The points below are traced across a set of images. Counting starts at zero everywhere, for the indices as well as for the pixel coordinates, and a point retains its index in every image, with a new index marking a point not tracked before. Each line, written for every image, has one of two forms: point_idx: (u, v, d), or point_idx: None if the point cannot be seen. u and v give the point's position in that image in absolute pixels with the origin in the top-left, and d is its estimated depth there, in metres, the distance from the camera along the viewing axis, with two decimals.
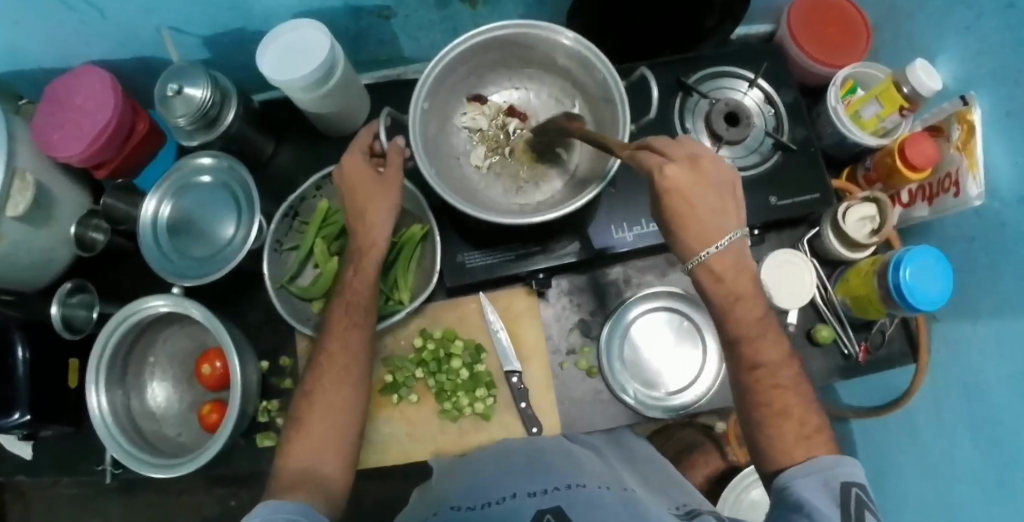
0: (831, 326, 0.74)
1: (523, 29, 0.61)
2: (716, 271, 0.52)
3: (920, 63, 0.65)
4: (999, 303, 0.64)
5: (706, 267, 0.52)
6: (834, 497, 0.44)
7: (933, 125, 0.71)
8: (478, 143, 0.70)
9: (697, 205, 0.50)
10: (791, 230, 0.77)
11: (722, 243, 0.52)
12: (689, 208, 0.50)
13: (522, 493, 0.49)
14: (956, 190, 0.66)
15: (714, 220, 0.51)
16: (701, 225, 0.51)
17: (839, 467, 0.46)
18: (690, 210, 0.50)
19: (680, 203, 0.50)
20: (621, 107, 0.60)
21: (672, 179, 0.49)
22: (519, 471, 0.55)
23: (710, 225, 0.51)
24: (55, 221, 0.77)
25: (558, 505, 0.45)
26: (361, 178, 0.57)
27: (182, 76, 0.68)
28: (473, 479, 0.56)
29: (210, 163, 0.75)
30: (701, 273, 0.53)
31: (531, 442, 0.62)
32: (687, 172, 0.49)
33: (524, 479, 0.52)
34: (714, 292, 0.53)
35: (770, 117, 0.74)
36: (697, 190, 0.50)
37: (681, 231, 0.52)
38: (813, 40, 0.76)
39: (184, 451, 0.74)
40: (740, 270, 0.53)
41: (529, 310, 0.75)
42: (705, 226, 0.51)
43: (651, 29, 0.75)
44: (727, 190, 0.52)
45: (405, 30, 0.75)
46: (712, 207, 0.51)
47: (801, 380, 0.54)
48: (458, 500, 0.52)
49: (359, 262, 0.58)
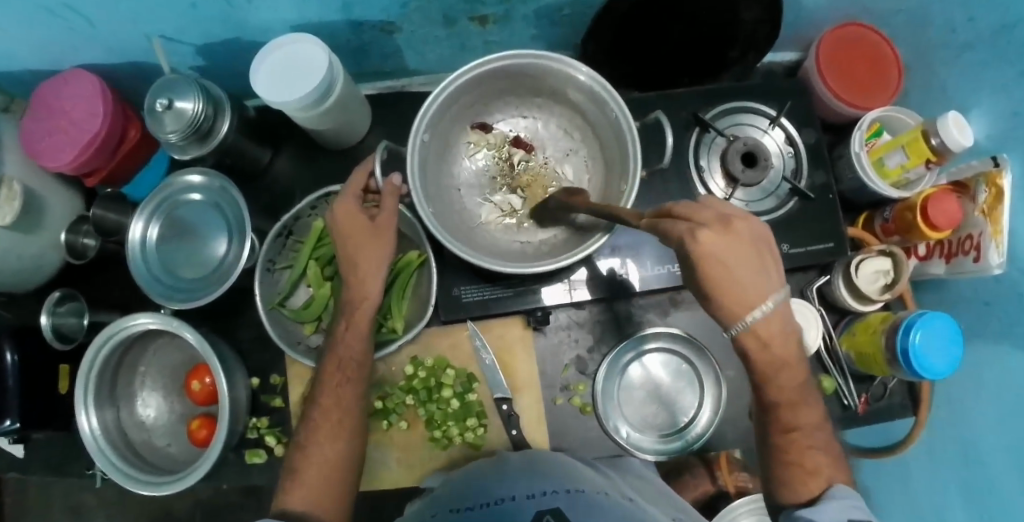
0: (834, 377, 0.74)
1: (534, 61, 0.57)
2: (763, 336, 0.43)
3: (951, 117, 0.62)
4: (1004, 375, 0.63)
5: (750, 334, 0.43)
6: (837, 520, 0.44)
7: (959, 180, 0.67)
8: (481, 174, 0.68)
9: (736, 271, 0.40)
10: (801, 274, 0.76)
11: (766, 308, 0.42)
12: (726, 282, 0.40)
13: (520, 496, 0.51)
14: (976, 255, 0.63)
15: (753, 289, 0.41)
16: (735, 292, 0.41)
17: (846, 497, 0.47)
18: (727, 279, 0.40)
19: (716, 271, 0.40)
20: (633, 151, 0.56)
21: (705, 252, 0.39)
22: (518, 475, 0.57)
23: (750, 293, 0.41)
24: (45, 227, 0.75)
25: (557, 507, 0.48)
26: (354, 224, 0.55)
27: (172, 89, 0.64)
28: (473, 484, 0.57)
29: (200, 181, 0.73)
30: (745, 340, 0.44)
31: (533, 454, 0.62)
32: (722, 241, 0.39)
33: (523, 481, 0.54)
34: (759, 360, 0.45)
35: (788, 158, 0.71)
36: (733, 262, 0.40)
37: (715, 303, 0.42)
38: (839, 74, 0.73)
39: (174, 463, 0.75)
40: (785, 334, 0.44)
41: (524, 340, 0.72)
42: (742, 293, 0.41)
43: (670, 60, 0.71)
44: (761, 249, 0.41)
45: (411, 44, 0.70)
46: (756, 277, 0.41)
47: (811, 409, 0.50)
48: (459, 502, 0.54)
49: (351, 315, 0.56)
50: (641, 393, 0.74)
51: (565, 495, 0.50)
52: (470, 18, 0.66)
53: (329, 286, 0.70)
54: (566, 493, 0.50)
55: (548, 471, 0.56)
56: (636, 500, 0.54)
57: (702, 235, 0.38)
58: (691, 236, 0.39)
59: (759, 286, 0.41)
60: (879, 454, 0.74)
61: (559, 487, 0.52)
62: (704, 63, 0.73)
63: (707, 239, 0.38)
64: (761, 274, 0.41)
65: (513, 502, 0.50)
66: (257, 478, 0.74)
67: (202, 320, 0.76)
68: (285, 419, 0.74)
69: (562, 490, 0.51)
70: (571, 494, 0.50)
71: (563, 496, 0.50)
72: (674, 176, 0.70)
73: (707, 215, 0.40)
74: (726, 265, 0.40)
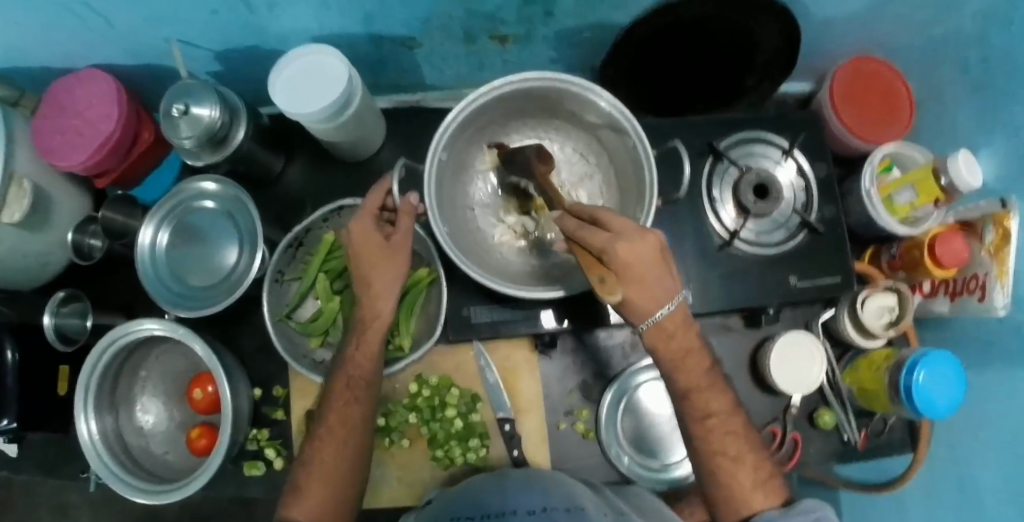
0: (835, 411, 0.74)
1: (555, 84, 0.58)
2: (668, 329, 0.48)
3: (962, 156, 0.63)
4: (1004, 415, 0.63)
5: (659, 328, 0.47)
6: None
7: (965, 220, 0.69)
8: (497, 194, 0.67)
9: (647, 279, 0.44)
10: (807, 307, 0.77)
11: (668, 307, 0.46)
12: (637, 283, 0.44)
13: (522, 510, 0.51)
14: (981, 295, 0.64)
15: (658, 288, 0.45)
16: (637, 291, 0.44)
17: (818, 510, 0.47)
18: (641, 284, 0.44)
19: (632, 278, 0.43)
20: (650, 173, 0.56)
21: (623, 258, 0.42)
22: (519, 489, 0.56)
23: (653, 289, 0.45)
24: (52, 226, 0.75)
25: None
26: (368, 242, 0.55)
27: (189, 94, 0.64)
28: (471, 495, 0.57)
29: (215, 188, 0.72)
30: (652, 334, 0.48)
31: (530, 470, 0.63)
32: (632, 246, 0.42)
33: (525, 496, 0.55)
34: (666, 350, 0.49)
35: (799, 192, 0.72)
36: (641, 266, 0.43)
37: (628, 305, 0.46)
38: (853, 111, 0.74)
39: (171, 471, 0.74)
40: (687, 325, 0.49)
41: (529, 363, 0.72)
42: (648, 293, 0.45)
43: (687, 84, 0.73)
44: (664, 253, 0.45)
45: (430, 60, 0.71)
46: (662, 280, 0.45)
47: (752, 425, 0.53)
48: (459, 511, 0.54)
49: (361, 335, 0.56)
50: (645, 421, 0.74)
51: (565, 511, 0.50)
52: (490, 37, 0.66)
53: (338, 300, 0.70)
54: (566, 510, 0.50)
55: (547, 487, 0.56)
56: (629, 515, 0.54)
57: (619, 245, 0.42)
58: (608, 245, 0.42)
59: (660, 288, 0.45)
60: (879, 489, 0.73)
61: (559, 503, 0.52)
62: (721, 89, 0.74)
63: (623, 247, 0.42)
64: (668, 273, 0.45)
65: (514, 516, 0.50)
66: (254, 489, 0.73)
67: (206, 327, 0.76)
68: (285, 432, 0.73)
69: (561, 507, 0.51)
70: (571, 512, 0.50)
71: (563, 513, 0.50)
72: (686, 204, 0.70)
73: (623, 226, 0.43)
74: (633, 270, 0.43)
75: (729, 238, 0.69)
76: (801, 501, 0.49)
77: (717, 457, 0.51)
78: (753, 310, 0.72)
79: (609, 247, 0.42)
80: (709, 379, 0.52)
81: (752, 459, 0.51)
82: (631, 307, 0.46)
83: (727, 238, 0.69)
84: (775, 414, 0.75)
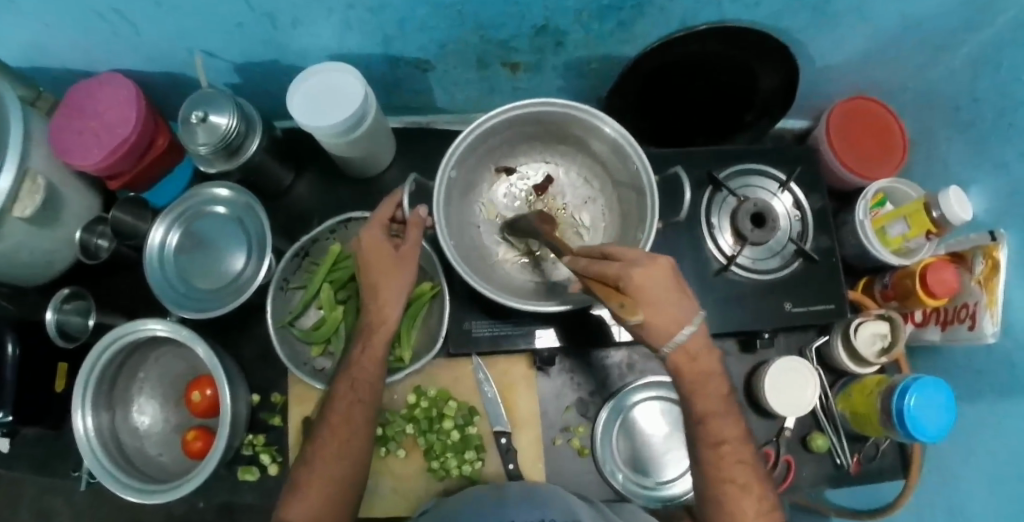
0: (828, 436, 0.75)
1: (563, 110, 0.60)
2: (691, 351, 0.48)
3: (952, 192, 0.65)
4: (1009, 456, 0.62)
5: (682, 350, 0.47)
6: None
7: (956, 251, 0.71)
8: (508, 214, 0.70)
9: (662, 307, 0.44)
10: (801, 334, 0.78)
11: (688, 329, 0.46)
12: (656, 308, 0.43)
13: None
14: (972, 323, 0.66)
15: (676, 310, 0.45)
16: (657, 314, 0.44)
17: None
18: (658, 312, 0.44)
19: (649, 307, 0.43)
20: (651, 201, 0.58)
21: (638, 286, 0.42)
22: (518, 507, 0.57)
23: (672, 312, 0.44)
24: (62, 224, 0.76)
25: None
26: (377, 252, 0.57)
27: (207, 103, 0.66)
28: (473, 508, 0.58)
29: (227, 195, 0.74)
30: (675, 357, 0.48)
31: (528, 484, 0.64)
32: (647, 271, 0.43)
33: (523, 511, 0.56)
34: (687, 371, 0.49)
35: (795, 222, 0.74)
36: (657, 290, 0.43)
37: (647, 333, 0.45)
38: (848, 148, 0.77)
39: (164, 474, 0.74)
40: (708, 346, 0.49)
41: (527, 379, 0.73)
42: (668, 316, 0.44)
43: (689, 117, 0.75)
44: (677, 275, 0.45)
45: (442, 83, 0.73)
46: (679, 303, 0.45)
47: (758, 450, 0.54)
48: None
49: (367, 341, 0.58)
50: (639, 441, 0.74)
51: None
52: (502, 64, 0.69)
53: (342, 309, 0.70)
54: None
55: (546, 502, 0.58)
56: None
57: (633, 271, 0.42)
58: (622, 272, 0.42)
59: (679, 310, 0.45)
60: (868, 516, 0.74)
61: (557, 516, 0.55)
62: (721, 123, 0.77)
63: (638, 273, 0.42)
64: (685, 295, 0.45)
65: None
66: (246, 496, 0.73)
67: (208, 331, 0.76)
68: (281, 438, 0.74)
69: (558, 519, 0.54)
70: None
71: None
72: (685, 229, 0.72)
73: (634, 254, 0.44)
74: (650, 295, 0.43)
75: (726, 263, 0.70)
76: None
77: (719, 476, 0.51)
78: (749, 333, 0.74)
79: (623, 275, 0.42)
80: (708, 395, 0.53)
81: (747, 472, 0.52)
82: (653, 333, 0.46)
83: (724, 263, 0.70)
84: (769, 437, 0.76)
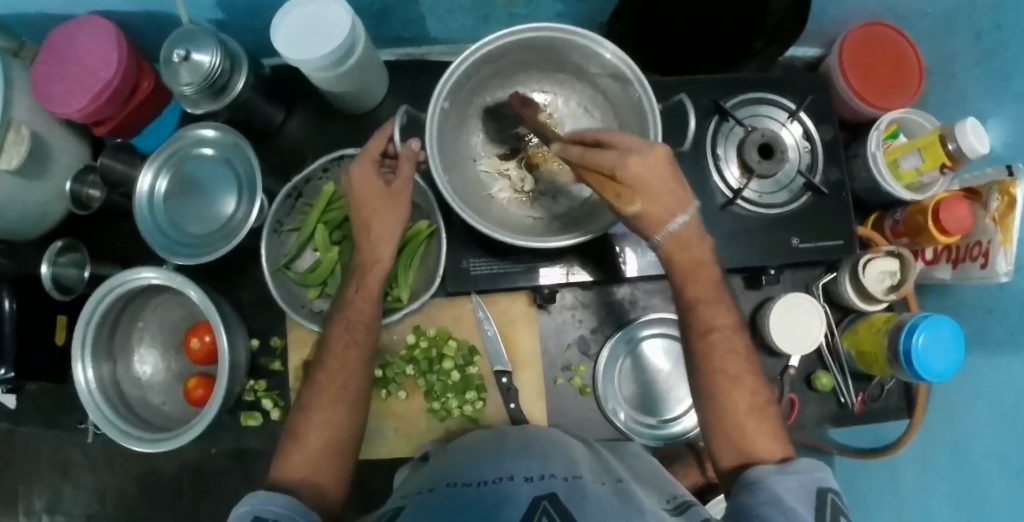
0: (832, 374, 0.74)
1: (558, 34, 0.56)
2: (683, 240, 0.50)
3: (969, 124, 0.62)
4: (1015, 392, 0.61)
5: (675, 239, 0.49)
6: (812, 499, 0.41)
7: (971, 187, 0.68)
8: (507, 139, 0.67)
9: (659, 191, 0.45)
10: (807, 270, 0.77)
11: (682, 219, 0.48)
12: (651, 198, 0.45)
13: (519, 477, 0.43)
14: (984, 262, 0.63)
15: (670, 198, 0.46)
16: (651, 205, 0.46)
17: (815, 470, 0.43)
18: (655, 199, 0.46)
19: (646, 196, 0.45)
20: (654, 127, 0.55)
21: (635, 172, 0.44)
22: (517, 454, 0.49)
23: (667, 202, 0.46)
24: (51, 176, 0.74)
25: (555, 493, 0.41)
26: (368, 188, 0.55)
27: (189, 41, 0.63)
28: (471, 457, 0.51)
29: (213, 135, 0.72)
30: (668, 244, 0.50)
31: (527, 429, 0.57)
32: (644, 160, 0.44)
33: (523, 461, 0.47)
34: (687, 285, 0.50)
35: (805, 153, 0.71)
36: (654, 177, 0.45)
37: (641, 222, 0.48)
38: (861, 74, 0.73)
39: (168, 422, 0.74)
40: (699, 236, 0.51)
41: (527, 317, 0.72)
42: (661, 206, 0.46)
43: (694, 45, 0.70)
44: (674, 165, 0.47)
45: (434, 12, 0.69)
46: (673, 191, 0.46)
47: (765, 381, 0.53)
48: (456, 476, 0.47)
49: (361, 280, 0.57)
50: (640, 378, 0.74)
51: (564, 481, 0.43)
52: None
53: (336, 250, 0.70)
54: (565, 479, 0.43)
55: (546, 452, 0.49)
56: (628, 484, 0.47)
57: (630, 160, 0.44)
58: (619, 161, 0.44)
59: (673, 200, 0.47)
60: (870, 454, 0.74)
61: (557, 471, 0.45)
62: (728, 51, 0.72)
63: (634, 162, 0.44)
64: (678, 185, 0.47)
65: (510, 483, 0.43)
66: (252, 441, 0.74)
67: (205, 277, 0.76)
68: (283, 383, 0.74)
69: (559, 475, 0.44)
70: (570, 481, 0.43)
71: (562, 483, 0.42)
72: (690, 161, 0.69)
73: (631, 142, 0.45)
74: (645, 183, 0.45)
75: (732, 196, 0.68)
76: (797, 459, 0.45)
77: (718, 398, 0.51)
78: (754, 270, 0.73)
79: (620, 163, 0.44)
80: (725, 316, 0.52)
81: (758, 406, 0.50)
82: (646, 221, 0.48)
83: (730, 197, 0.68)
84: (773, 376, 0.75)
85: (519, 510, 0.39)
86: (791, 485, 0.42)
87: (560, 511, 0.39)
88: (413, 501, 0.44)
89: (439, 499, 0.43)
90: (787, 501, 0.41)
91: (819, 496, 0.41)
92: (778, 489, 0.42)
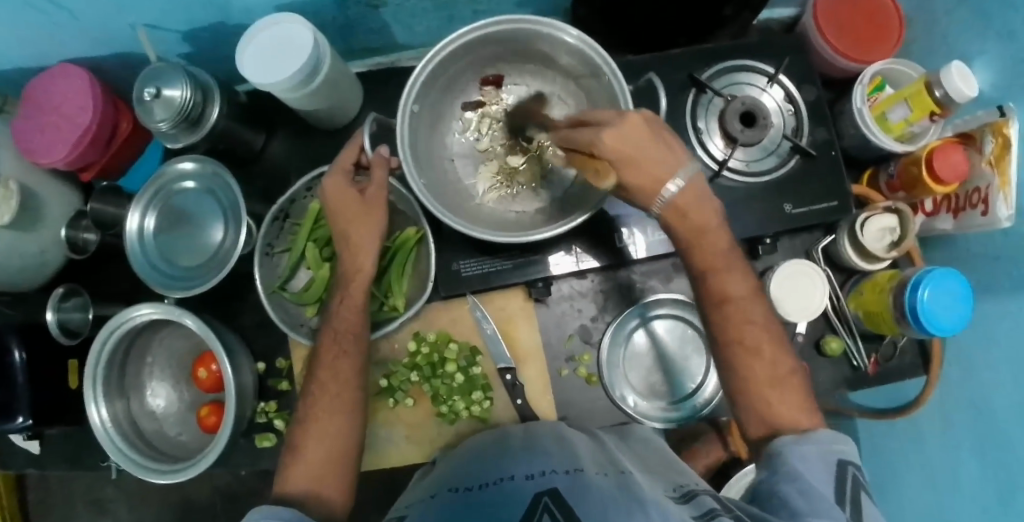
0: (842, 337, 0.73)
1: (521, 25, 0.55)
2: (682, 208, 0.48)
3: (955, 67, 0.60)
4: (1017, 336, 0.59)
5: (673, 207, 0.47)
6: (832, 471, 0.41)
7: (965, 132, 0.66)
8: (484, 135, 0.68)
9: (642, 160, 0.45)
10: (806, 235, 0.75)
11: (678, 184, 0.46)
12: (631, 168, 0.46)
13: (520, 475, 0.43)
14: (984, 208, 0.61)
15: (661, 166, 0.46)
16: (634, 176, 0.46)
17: (837, 444, 0.43)
18: (640, 168, 0.46)
19: (627, 166, 0.46)
20: (627, 112, 0.55)
21: (611, 146, 0.45)
22: (519, 452, 0.49)
23: (654, 170, 0.46)
24: (45, 224, 0.75)
25: (556, 487, 0.41)
26: (343, 198, 0.57)
27: (159, 77, 0.63)
28: (476, 460, 0.50)
29: (193, 168, 0.73)
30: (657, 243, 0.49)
31: (530, 428, 0.57)
32: (618, 132, 0.45)
33: (524, 460, 0.47)
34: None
35: (789, 116, 0.70)
36: (633, 148, 0.45)
37: (633, 195, 0.48)
38: (839, 31, 0.71)
39: (185, 451, 0.75)
40: (703, 200, 0.48)
41: (525, 312, 0.72)
42: (648, 175, 0.46)
43: (664, 21, 0.70)
44: (659, 132, 0.47)
45: (397, 18, 0.69)
46: (659, 157, 0.46)
47: None
48: (458, 481, 0.47)
49: (346, 290, 0.59)
50: (646, 361, 0.73)
51: (565, 475, 0.42)
52: None
53: (328, 266, 0.69)
54: (566, 473, 0.43)
55: (547, 449, 0.49)
56: (631, 474, 0.46)
57: (604, 135, 0.45)
58: (594, 137, 0.46)
59: (662, 167, 0.46)
60: (889, 414, 0.73)
61: (558, 466, 0.44)
62: (700, 22, 0.70)
63: (608, 134, 0.45)
64: (667, 152, 0.46)
65: (511, 482, 0.42)
66: (269, 463, 0.74)
67: (206, 306, 0.77)
68: (292, 403, 0.74)
69: (561, 469, 0.44)
70: (571, 475, 0.43)
71: (563, 476, 0.42)
72: (672, 138, 0.69)
73: (610, 117, 0.46)
74: (623, 156, 0.45)
75: (717, 168, 0.67)
76: (819, 431, 0.45)
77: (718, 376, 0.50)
78: (750, 240, 0.72)
79: (596, 140, 0.46)
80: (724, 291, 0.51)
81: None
82: (637, 195, 0.48)
83: (715, 169, 0.67)
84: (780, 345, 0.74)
85: (520, 508, 0.39)
86: (811, 456, 0.42)
87: (562, 507, 0.38)
88: (416, 509, 0.44)
89: (440, 505, 0.43)
90: (808, 472, 0.40)
91: (840, 470, 0.41)
92: (796, 459, 0.42)
